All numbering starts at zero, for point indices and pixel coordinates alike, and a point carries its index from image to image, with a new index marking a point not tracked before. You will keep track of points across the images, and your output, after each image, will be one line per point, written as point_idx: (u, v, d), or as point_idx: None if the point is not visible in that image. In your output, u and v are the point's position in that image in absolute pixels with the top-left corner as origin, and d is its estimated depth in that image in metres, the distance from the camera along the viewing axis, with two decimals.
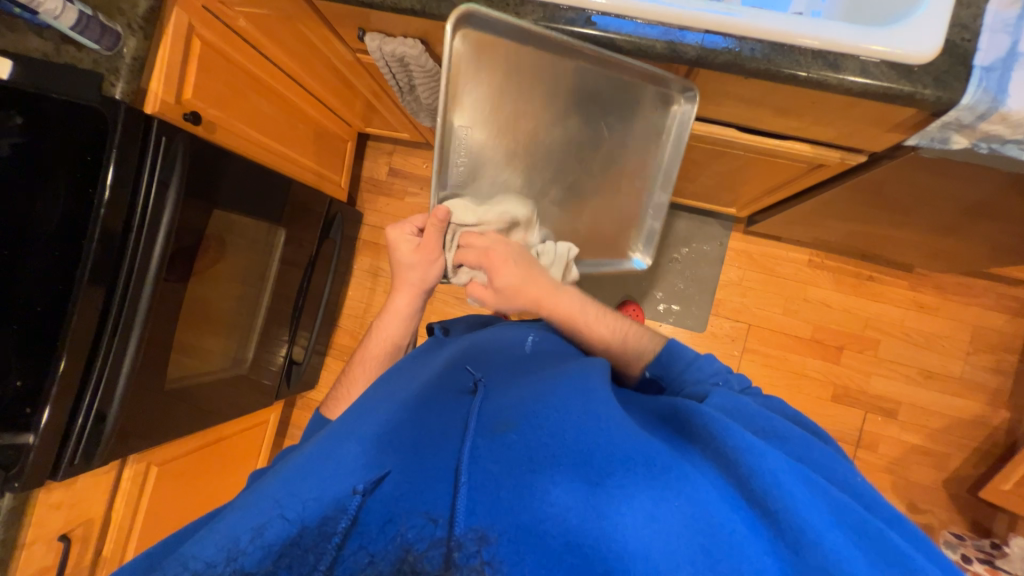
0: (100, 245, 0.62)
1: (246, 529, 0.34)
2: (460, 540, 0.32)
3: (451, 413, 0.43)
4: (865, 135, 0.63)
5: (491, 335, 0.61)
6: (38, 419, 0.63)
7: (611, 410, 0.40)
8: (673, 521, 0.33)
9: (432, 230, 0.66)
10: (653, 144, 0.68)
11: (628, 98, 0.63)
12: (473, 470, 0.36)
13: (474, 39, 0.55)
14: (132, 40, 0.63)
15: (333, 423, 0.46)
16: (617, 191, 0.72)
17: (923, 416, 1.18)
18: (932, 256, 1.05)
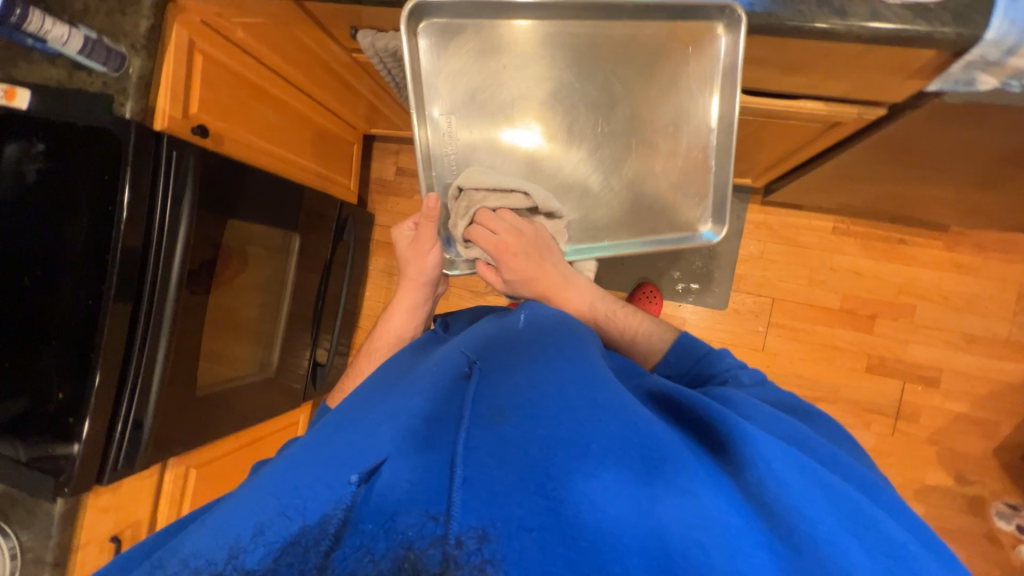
0: (122, 262, 0.65)
1: (247, 525, 0.35)
2: (459, 538, 0.31)
3: (444, 400, 0.42)
4: (881, 86, 0.59)
5: (488, 323, 0.60)
6: (80, 429, 0.66)
7: (608, 396, 0.40)
8: (670, 515, 0.33)
9: (426, 224, 0.70)
10: (687, 90, 0.62)
11: (635, 53, 0.61)
12: (468, 462, 0.35)
13: (444, 26, 0.60)
14: (137, 60, 0.65)
15: (333, 416, 0.47)
16: (655, 150, 0.66)
17: (968, 383, 1.12)
18: (968, 212, 0.98)
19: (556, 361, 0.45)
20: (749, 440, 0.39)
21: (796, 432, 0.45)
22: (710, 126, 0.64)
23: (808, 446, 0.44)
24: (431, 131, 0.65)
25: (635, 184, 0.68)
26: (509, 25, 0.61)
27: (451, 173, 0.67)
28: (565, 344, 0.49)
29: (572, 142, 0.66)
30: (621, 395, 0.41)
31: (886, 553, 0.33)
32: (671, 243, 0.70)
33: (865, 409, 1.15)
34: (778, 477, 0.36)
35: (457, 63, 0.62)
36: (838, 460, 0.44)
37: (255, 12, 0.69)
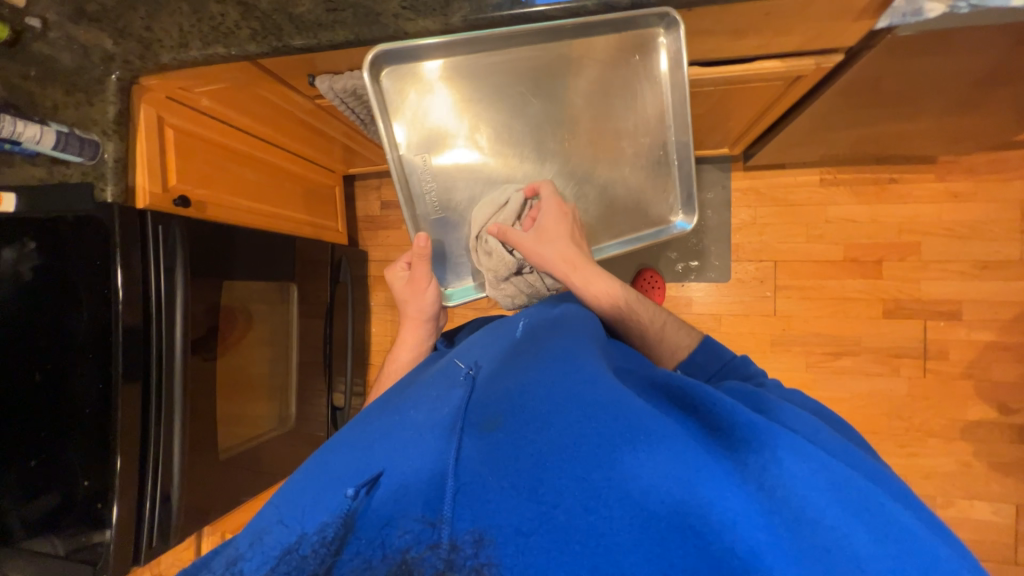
0: (126, 342, 0.65)
1: (255, 537, 0.38)
2: (456, 542, 0.33)
3: (438, 413, 0.44)
4: (831, 33, 0.60)
5: (485, 333, 0.61)
6: (109, 514, 0.67)
7: (600, 393, 0.39)
8: (660, 502, 0.33)
9: (420, 263, 0.72)
10: (640, 94, 0.67)
11: (587, 67, 0.64)
12: (460, 473, 0.37)
13: (401, 73, 0.63)
14: (111, 145, 0.67)
15: (340, 432, 0.49)
16: (620, 155, 0.71)
17: (991, 310, 1.09)
18: (952, 139, 0.97)
19: (550, 360, 0.46)
20: (750, 424, 0.37)
21: (812, 418, 0.43)
22: (666, 124, 0.69)
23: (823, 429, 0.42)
24: (409, 171, 0.69)
25: (607, 189, 0.74)
26: (466, 58, 0.62)
27: (433, 208, 0.72)
28: (563, 344, 0.49)
29: (543, 160, 0.71)
30: (616, 390, 0.40)
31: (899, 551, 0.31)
32: (649, 238, 0.76)
33: (891, 355, 1.12)
34: (782, 469, 0.35)
35: (420, 105, 0.66)
36: (857, 453, 0.40)
37: (214, 79, 0.71)
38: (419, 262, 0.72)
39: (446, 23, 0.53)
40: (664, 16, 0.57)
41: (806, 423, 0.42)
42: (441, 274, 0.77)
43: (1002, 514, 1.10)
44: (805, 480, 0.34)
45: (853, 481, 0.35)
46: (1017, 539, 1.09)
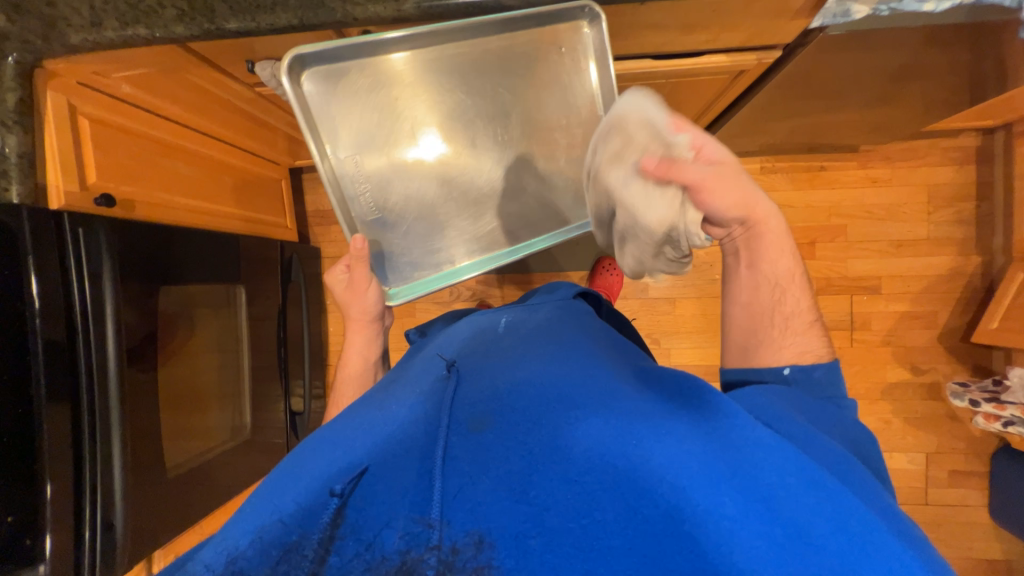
0: (48, 359, 0.59)
1: (248, 533, 0.37)
2: (456, 546, 0.34)
3: (424, 410, 0.44)
4: (771, 30, 0.63)
5: (466, 325, 0.61)
6: (41, 547, 0.61)
7: (590, 393, 0.42)
8: (651, 493, 0.35)
9: (359, 269, 0.68)
10: (567, 84, 0.65)
11: (512, 60, 0.63)
12: (449, 470, 0.37)
13: (325, 75, 0.60)
14: (13, 138, 0.59)
15: (325, 427, 0.49)
16: (554, 146, 0.69)
17: (904, 283, 1.22)
18: (873, 130, 1.07)
19: (535, 363, 0.47)
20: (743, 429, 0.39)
21: (780, 410, 0.46)
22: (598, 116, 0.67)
23: (797, 422, 0.45)
24: (339, 171, 0.65)
25: (545, 180, 0.70)
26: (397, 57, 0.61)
27: (369, 208, 0.67)
28: (547, 349, 0.50)
29: (476, 153, 0.68)
30: (604, 393, 0.42)
31: (863, 540, 0.33)
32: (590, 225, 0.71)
33: None
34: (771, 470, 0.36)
35: (343, 103, 0.62)
36: (824, 442, 0.43)
37: (136, 64, 0.64)
38: (358, 269, 0.68)
39: (398, 11, 0.51)
40: (586, 7, 0.57)
41: (775, 413, 0.45)
42: (383, 273, 0.71)
43: (915, 462, 1.25)
44: (788, 481, 0.35)
45: (821, 478, 0.36)
46: (928, 482, 1.25)
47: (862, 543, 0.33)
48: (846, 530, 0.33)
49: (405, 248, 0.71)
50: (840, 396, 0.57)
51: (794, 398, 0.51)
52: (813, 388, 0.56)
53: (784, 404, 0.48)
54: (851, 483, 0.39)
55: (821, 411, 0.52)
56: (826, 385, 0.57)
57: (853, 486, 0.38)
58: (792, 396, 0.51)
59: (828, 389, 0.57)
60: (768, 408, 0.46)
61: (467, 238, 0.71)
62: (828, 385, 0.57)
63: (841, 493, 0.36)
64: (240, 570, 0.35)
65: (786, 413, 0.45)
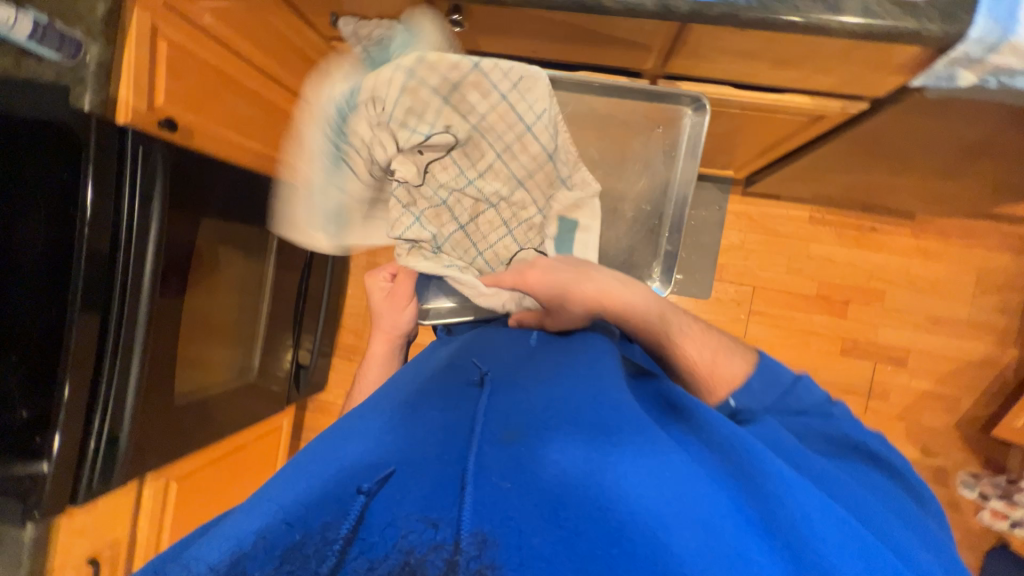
0: (88, 267, 0.60)
1: (244, 531, 0.31)
2: (460, 544, 0.29)
3: (452, 417, 0.40)
4: (865, 80, 0.60)
5: (502, 332, 0.59)
6: (49, 446, 0.62)
7: (626, 418, 0.39)
8: (685, 536, 0.30)
9: (404, 278, 0.67)
10: (654, 159, 0.73)
11: (615, 123, 0.71)
12: (479, 479, 0.33)
13: None
14: (96, 48, 0.61)
15: (337, 423, 0.46)
16: (616, 213, 0.75)
17: (932, 362, 1.19)
18: (934, 200, 1.04)
19: (574, 379, 0.44)
20: (769, 470, 0.37)
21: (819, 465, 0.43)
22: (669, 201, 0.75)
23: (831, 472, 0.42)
24: (407, 212, 0.61)
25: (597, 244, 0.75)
26: None
27: None
28: (578, 365, 0.47)
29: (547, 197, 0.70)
30: (633, 419, 0.39)
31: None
32: None
33: (841, 389, 1.21)
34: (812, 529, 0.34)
35: None
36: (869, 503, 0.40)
37: None
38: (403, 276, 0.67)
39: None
40: (691, 95, 0.66)
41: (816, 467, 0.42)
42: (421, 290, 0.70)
43: None
44: (831, 539, 0.34)
45: (856, 528, 0.35)
46: None
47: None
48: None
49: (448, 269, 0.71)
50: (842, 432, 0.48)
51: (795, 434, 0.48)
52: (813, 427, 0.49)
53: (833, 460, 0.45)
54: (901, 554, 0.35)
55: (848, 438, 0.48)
56: (801, 394, 0.51)
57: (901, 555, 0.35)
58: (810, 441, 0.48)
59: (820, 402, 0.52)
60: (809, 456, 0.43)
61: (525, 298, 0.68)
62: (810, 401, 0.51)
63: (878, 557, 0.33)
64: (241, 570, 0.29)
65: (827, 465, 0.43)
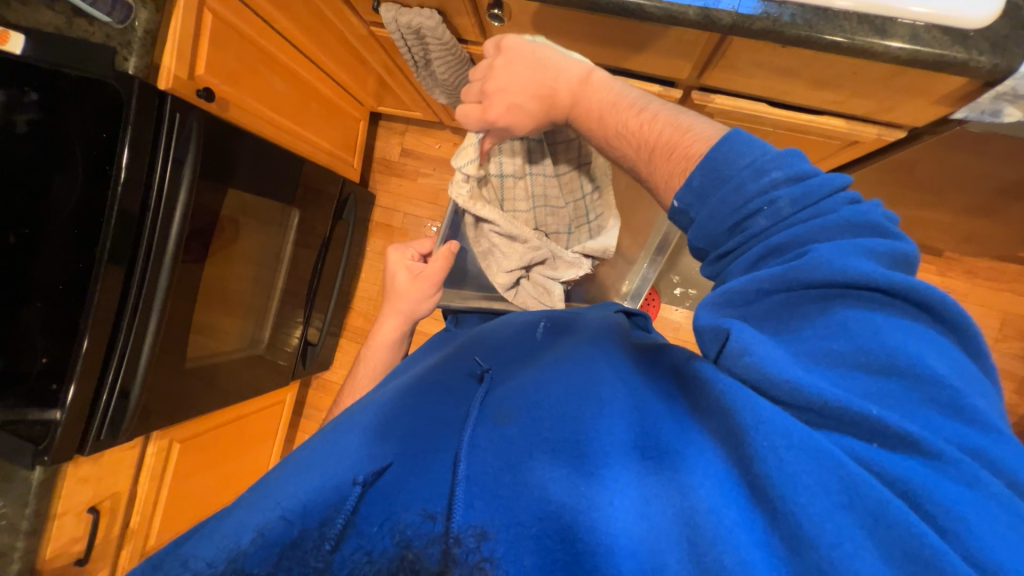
0: (119, 223, 0.62)
1: (247, 529, 0.33)
2: (458, 536, 0.30)
3: (449, 412, 0.41)
4: (905, 109, 0.59)
5: (505, 322, 0.58)
6: (65, 394, 0.63)
7: (617, 392, 0.37)
8: (660, 506, 0.30)
9: (439, 261, 0.62)
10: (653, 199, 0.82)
11: None
12: (471, 459, 0.34)
13: None
14: (144, 13, 0.62)
15: (338, 418, 0.47)
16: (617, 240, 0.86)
17: None
18: (964, 239, 1.01)
19: (567, 363, 0.43)
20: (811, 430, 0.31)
21: (844, 354, 0.31)
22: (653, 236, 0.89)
23: (893, 372, 0.29)
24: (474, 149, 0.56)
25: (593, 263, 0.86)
26: None
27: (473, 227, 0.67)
28: (578, 350, 0.45)
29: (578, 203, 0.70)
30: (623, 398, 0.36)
31: (897, 563, 0.25)
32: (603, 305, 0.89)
33: None
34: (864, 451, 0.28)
35: None
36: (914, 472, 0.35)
37: None
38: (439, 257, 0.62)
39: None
40: None
41: (858, 367, 0.30)
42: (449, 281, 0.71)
43: None
44: (803, 477, 0.27)
45: (833, 454, 0.27)
46: None
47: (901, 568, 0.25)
48: (874, 549, 0.25)
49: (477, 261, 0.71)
50: (869, 277, 0.31)
51: (795, 303, 0.34)
52: (823, 274, 0.32)
53: (883, 330, 0.30)
54: (918, 476, 0.26)
55: (931, 295, 0.31)
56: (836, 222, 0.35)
57: (915, 472, 0.27)
58: (845, 310, 0.32)
59: (873, 218, 0.36)
60: (838, 344, 0.31)
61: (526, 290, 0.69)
62: (827, 250, 0.33)
63: (861, 484, 0.26)
64: (241, 569, 0.31)
65: (880, 353, 0.30)
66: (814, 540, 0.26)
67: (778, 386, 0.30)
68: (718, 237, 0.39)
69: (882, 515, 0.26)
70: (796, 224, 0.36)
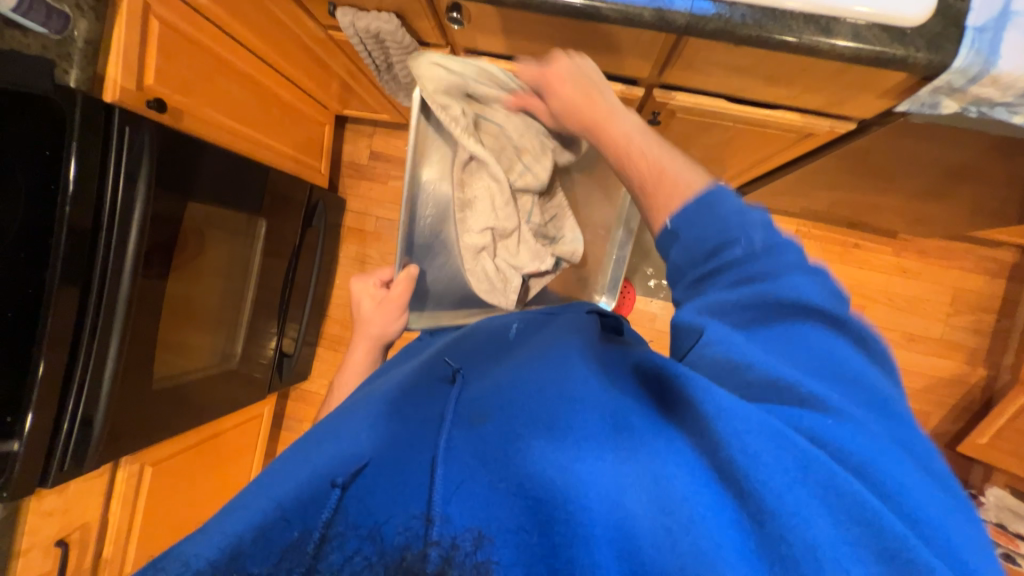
0: (71, 241, 0.59)
1: (215, 544, 0.30)
2: (451, 539, 0.28)
3: (422, 413, 0.40)
4: (854, 103, 0.62)
5: (477, 325, 0.58)
6: (22, 425, 0.61)
7: (588, 389, 0.38)
8: (636, 495, 0.30)
9: (401, 285, 0.60)
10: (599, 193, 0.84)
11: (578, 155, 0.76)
12: (449, 461, 0.33)
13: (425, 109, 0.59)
14: (84, 23, 0.59)
15: (309, 430, 0.44)
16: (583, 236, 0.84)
17: (906, 378, 1.23)
18: (915, 221, 1.06)
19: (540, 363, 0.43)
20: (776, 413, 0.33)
21: (798, 361, 0.35)
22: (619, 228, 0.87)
23: (837, 377, 0.34)
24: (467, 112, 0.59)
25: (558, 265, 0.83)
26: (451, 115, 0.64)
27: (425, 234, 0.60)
28: (548, 349, 0.45)
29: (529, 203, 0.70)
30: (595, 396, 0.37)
31: (847, 528, 0.26)
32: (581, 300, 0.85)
33: None
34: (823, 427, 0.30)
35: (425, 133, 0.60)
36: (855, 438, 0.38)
37: None
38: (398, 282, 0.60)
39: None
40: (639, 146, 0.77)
41: (816, 371, 0.34)
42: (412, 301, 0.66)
43: None
44: (763, 456, 0.28)
45: (789, 435, 0.29)
46: None
47: (867, 547, 0.26)
48: (827, 514, 0.27)
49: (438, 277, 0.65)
50: (817, 302, 0.37)
51: (765, 318, 0.38)
52: (784, 293, 0.37)
53: (826, 348, 0.36)
54: (861, 451, 0.29)
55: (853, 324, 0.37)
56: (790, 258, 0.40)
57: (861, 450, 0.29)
58: (806, 326, 0.37)
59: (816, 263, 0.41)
60: (801, 354, 0.35)
61: (484, 275, 0.63)
62: (794, 276, 0.38)
63: (814, 460, 0.28)
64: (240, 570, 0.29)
65: (830, 364, 0.35)
66: (775, 512, 0.27)
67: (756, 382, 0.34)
68: (696, 259, 0.42)
69: (832, 484, 0.27)
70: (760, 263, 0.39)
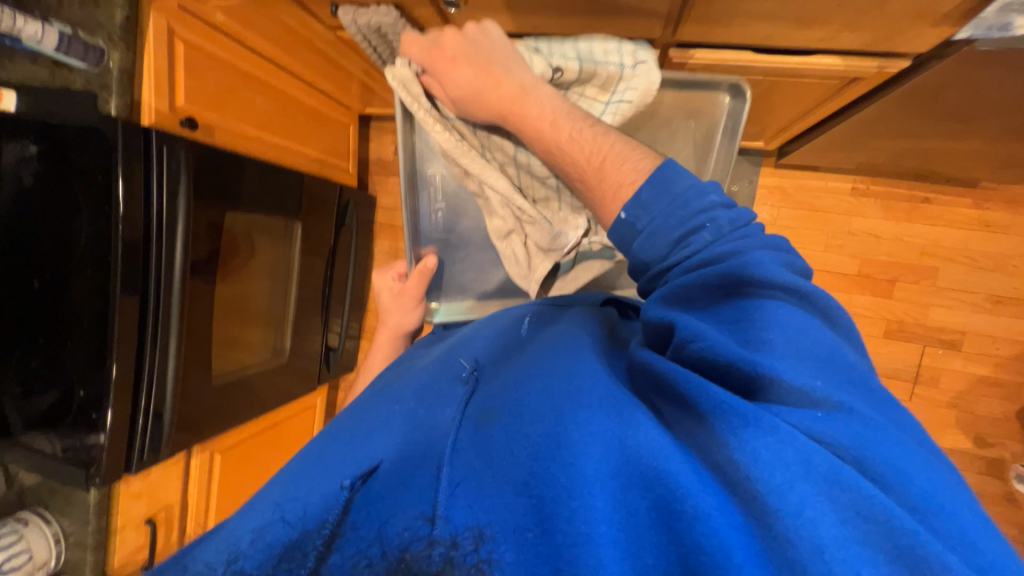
0: (127, 256, 0.65)
1: (247, 531, 0.35)
2: (455, 539, 0.31)
3: (431, 408, 0.41)
4: (902, 37, 0.54)
5: (490, 318, 0.57)
6: (104, 420, 0.69)
7: (597, 378, 0.36)
8: (636, 494, 0.29)
9: (414, 280, 0.66)
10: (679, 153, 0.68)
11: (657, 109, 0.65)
12: (454, 461, 0.34)
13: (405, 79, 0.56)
14: (116, 53, 0.64)
15: (334, 425, 0.46)
16: None
17: (991, 345, 1.09)
18: (998, 168, 0.93)
19: (548, 352, 0.41)
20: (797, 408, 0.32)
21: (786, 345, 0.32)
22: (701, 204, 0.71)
23: (866, 389, 0.32)
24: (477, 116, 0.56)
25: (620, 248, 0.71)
26: None
27: (438, 228, 0.66)
28: (560, 338, 0.44)
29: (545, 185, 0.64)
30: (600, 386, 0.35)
31: (856, 526, 0.26)
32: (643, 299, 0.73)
33: (884, 374, 1.13)
34: (843, 429, 0.29)
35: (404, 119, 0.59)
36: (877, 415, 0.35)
37: None
38: (414, 277, 0.66)
39: None
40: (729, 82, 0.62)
41: (834, 373, 0.32)
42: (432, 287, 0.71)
43: None
44: (765, 453, 0.27)
45: (789, 430, 0.28)
46: None
47: (875, 545, 0.25)
48: (827, 503, 0.26)
49: (461, 270, 0.70)
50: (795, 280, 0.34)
51: (723, 300, 0.35)
52: (759, 273, 0.34)
53: (836, 344, 0.33)
54: (881, 452, 0.28)
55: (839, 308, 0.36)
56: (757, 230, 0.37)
57: (872, 449, 0.28)
58: (782, 302, 0.34)
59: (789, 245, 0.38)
60: (794, 341, 0.32)
61: (511, 258, 0.63)
62: (758, 252, 0.36)
63: (834, 466, 0.27)
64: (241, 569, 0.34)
65: (847, 362, 0.32)
66: (775, 510, 0.26)
67: (741, 372, 0.32)
68: (661, 251, 0.38)
69: (834, 478, 0.27)
70: (734, 239, 0.36)
